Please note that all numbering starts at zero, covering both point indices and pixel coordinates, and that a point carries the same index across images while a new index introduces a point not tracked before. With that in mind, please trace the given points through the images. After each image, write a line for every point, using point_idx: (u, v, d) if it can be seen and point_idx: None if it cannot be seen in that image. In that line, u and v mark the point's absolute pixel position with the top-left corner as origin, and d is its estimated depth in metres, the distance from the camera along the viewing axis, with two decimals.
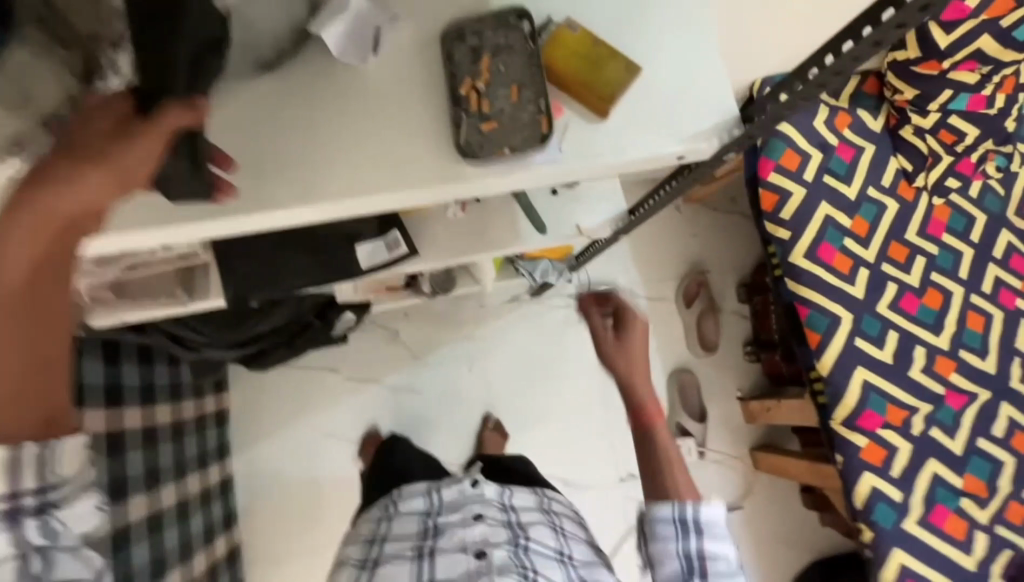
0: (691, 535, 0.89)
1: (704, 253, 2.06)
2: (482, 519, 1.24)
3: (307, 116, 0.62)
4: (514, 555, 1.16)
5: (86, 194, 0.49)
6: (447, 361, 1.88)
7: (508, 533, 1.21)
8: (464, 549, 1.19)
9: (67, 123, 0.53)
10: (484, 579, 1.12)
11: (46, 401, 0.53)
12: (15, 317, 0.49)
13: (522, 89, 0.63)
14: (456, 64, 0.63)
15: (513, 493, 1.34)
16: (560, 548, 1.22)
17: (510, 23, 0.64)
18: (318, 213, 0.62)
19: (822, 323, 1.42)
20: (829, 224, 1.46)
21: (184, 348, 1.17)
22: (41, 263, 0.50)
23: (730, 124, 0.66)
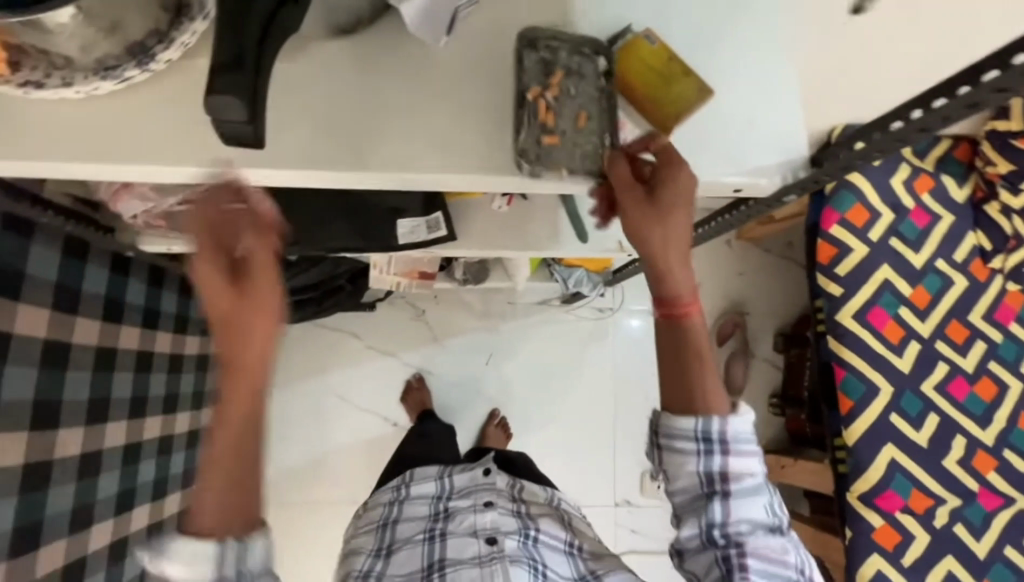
0: (714, 453, 0.68)
1: (747, 294, 1.99)
2: (492, 507, 1.28)
3: (370, 83, 0.62)
4: (523, 546, 1.20)
5: (248, 302, 0.60)
6: (467, 351, 1.89)
7: (518, 523, 1.24)
8: (475, 534, 1.24)
9: (151, 53, 0.57)
10: (497, 564, 1.15)
11: (240, 508, 0.60)
12: (224, 417, 0.60)
13: (589, 119, 0.62)
14: (528, 73, 0.62)
15: (521, 488, 1.39)
16: (570, 540, 1.23)
17: (584, 54, 0.64)
18: (364, 180, 0.63)
19: (857, 390, 1.34)
20: (887, 288, 1.38)
21: None
22: (233, 364, 0.60)
23: (795, 165, 0.65)
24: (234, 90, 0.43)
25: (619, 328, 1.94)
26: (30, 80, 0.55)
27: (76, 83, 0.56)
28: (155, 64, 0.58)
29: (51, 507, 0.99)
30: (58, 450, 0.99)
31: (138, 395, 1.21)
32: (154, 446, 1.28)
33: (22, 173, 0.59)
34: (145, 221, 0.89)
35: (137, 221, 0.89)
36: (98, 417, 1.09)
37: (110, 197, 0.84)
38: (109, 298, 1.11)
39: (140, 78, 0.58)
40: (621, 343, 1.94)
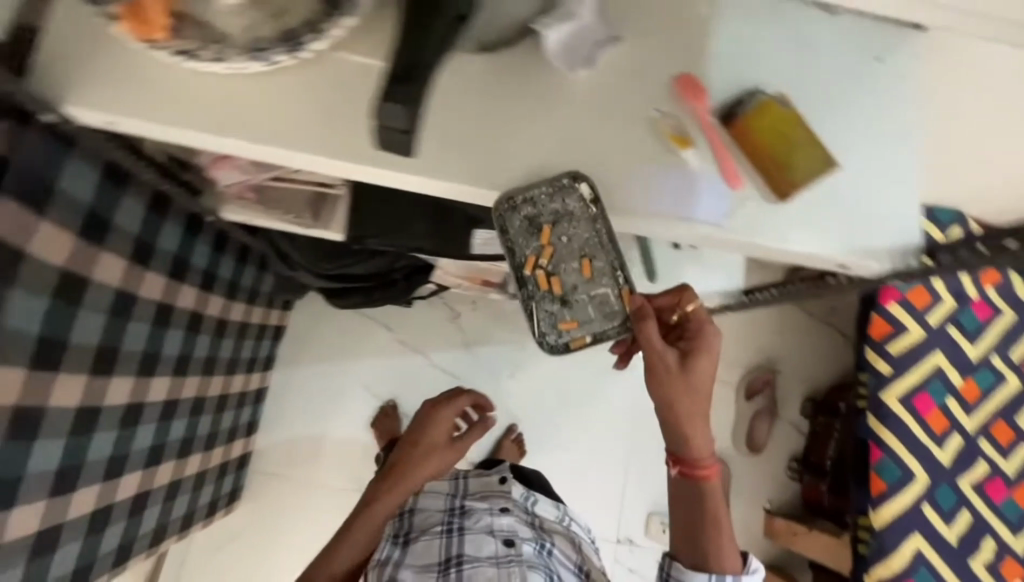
0: None
1: (782, 353, 1.97)
2: (508, 512, 1.23)
3: (501, 103, 0.63)
4: (538, 555, 1.15)
5: None
6: (494, 360, 1.89)
7: (531, 531, 1.21)
8: (492, 534, 1.16)
9: (301, 41, 0.58)
10: (515, 566, 1.08)
11: None
12: None
13: (595, 265, 0.69)
14: (518, 242, 0.68)
15: (535, 501, 1.33)
16: (579, 564, 1.22)
17: (562, 186, 0.62)
18: (479, 196, 0.63)
19: (893, 473, 1.31)
20: (937, 375, 1.36)
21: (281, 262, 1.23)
22: None
23: (907, 252, 0.65)
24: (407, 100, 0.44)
25: None
26: (185, 50, 0.56)
27: (227, 60, 0.57)
28: (303, 53, 0.58)
29: (93, 452, 0.98)
30: (108, 398, 0.98)
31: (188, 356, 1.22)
32: (188, 406, 1.29)
33: (156, 135, 0.60)
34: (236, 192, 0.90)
35: (228, 190, 0.90)
36: (152, 370, 1.10)
37: (209, 163, 0.86)
38: (179, 257, 1.09)
39: (286, 64, 0.59)
40: None
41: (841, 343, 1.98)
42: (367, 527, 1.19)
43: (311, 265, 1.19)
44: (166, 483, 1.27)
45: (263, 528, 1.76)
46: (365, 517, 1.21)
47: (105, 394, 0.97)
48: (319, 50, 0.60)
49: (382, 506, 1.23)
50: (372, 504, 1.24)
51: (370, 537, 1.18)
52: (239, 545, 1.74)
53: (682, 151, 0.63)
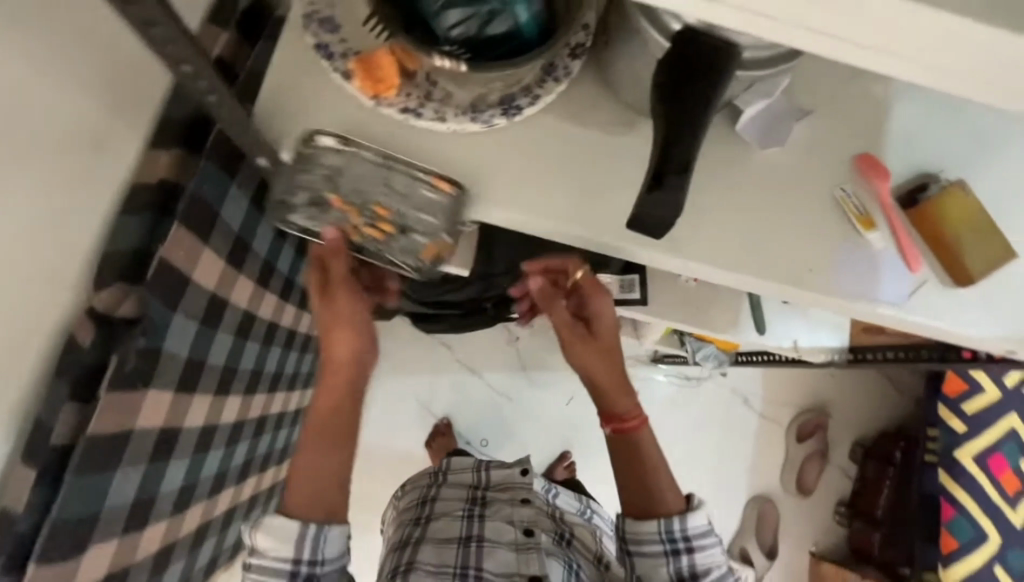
0: (678, 555, 0.85)
1: (833, 396, 1.98)
2: (530, 504, 1.29)
3: (691, 174, 0.65)
4: (557, 546, 1.22)
5: (335, 364, 0.78)
6: (549, 386, 1.90)
7: (553, 524, 1.28)
8: (512, 523, 1.23)
9: (519, 105, 0.59)
10: (533, 553, 1.15)
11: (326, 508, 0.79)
12: (308, 443, 0.79)
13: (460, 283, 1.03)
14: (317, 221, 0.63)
15: (557, 494, 1.45)
16: (598, 559, 1.28)
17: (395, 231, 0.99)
18: (666, 263, 0.65)
19: (965, 532, 1.32)
20: (1012, 437, 1.37)
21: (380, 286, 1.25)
22: (325, 411, 0.79)
23: None
24: None
25: (701, 400, 1.94)
26: (410, 108, 0.58)
27: (448, 119, 0.58)
28: (518, 116, 0.59)
29: (206, 468, 0.97)
30: (224, 414, 0.98)
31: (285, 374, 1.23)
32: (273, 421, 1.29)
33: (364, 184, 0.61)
34: None
35: None
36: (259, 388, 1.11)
37: None
38: (291, 277, 1.10)
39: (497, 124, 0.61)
40: (700, 415, 1.93)
41: (892, 389, 2.00)
42: (336, 363, 0.78)
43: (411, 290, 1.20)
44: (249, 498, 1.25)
45: None
46: (338, 325, 0.77)
47: (221, 412, 0.96)
48: (530, 113, 0.61)
49: (349, 363, 0.79)
50: (331, 329, 0.77)
51: (362, 362, 0.79)
52: None
53: (870, 233, 0.65)
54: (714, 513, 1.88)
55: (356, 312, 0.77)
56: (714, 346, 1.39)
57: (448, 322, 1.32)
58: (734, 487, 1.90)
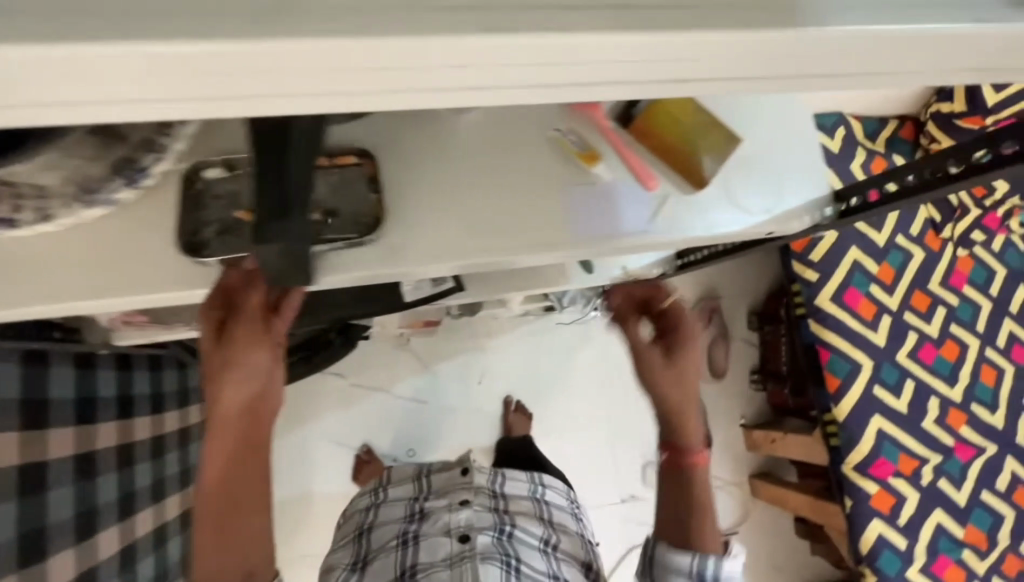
0: None
1: (719, 278, 2.06)
2: (467, 505, 1.24)
3: (387, 171, 0.57)
4: (497, 542, 1.14)
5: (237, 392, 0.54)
6: (458, 373, 1.85)
7: (494, 520, 1.20)
8: (447, 533, 1.19)
9: (141, 167, 0.49)
10: (467, 562, 1.10)
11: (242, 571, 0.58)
12: (218, 485, 0.55)
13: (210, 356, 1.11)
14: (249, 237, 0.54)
15: (503, 480, 1.31)
16: (545, 538, 1.17)
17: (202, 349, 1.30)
18: (395, 276, 0.58)
19: (843, 369, 1.42)
20: (857, 268, 1.46)
21: None
22: (229, 453, 0.55)
23: (820, 204, 0.66)
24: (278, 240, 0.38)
25: (603, 329, 1.96)
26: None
27: (57, 214, 0.48)
28: (147, 179, 0.49)
29: None
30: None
31: (127, 494, 1.08)
32: (150, 540, 1.15)
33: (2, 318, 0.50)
34: (122, 319, 0.79)
35: (111, 321, 0.79)
36: (90, 530, 0.96)
37: None
38: (81, 399, 0.95)
39: (128, 198, 0.50)
40: (607, 343, 1.96)
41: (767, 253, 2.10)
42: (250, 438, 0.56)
43: None
44: None
45: None
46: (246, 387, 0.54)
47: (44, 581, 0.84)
48: (166, 169, 0.51)
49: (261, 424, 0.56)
50: (240, 408, 0.54)
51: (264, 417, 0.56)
52: None
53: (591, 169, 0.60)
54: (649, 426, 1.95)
55: (261, 366, 0.54)
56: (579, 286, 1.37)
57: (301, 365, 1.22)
58: None
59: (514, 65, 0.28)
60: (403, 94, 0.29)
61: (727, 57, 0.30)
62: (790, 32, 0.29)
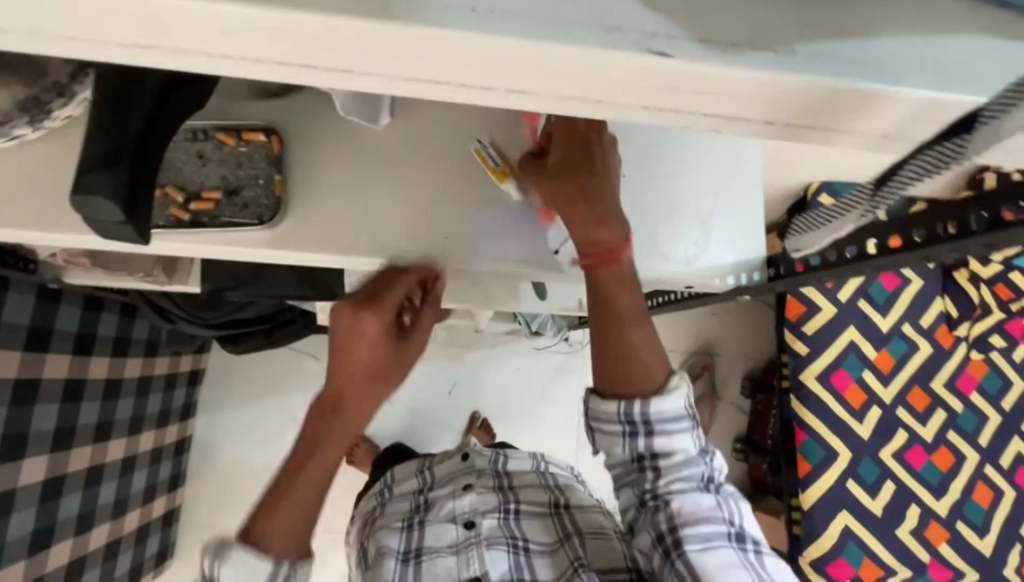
0: (638, 435, 0.60)
1: (717, 334, 1.99)
2: (472, 489, 1.02)
3: (294, 153, 0.57)
4: (504, 523, 0.95)
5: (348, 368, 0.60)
6: (431, 379, 1.84)
7: (498, 500, 0.99)
8: (454, 520, 0.98)
9: (47, 108, 0.50)
10: (473, 550, 0.91)
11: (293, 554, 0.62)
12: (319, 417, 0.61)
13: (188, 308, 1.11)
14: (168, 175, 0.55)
15: (508, 457, 1.11)
16: (556, 501, 0.99)
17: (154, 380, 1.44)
18: (282, 258, 0.57)
19: (816, 454, 1.32)
20: (852, 349, 1.37)
21: (161, 316, 1.15)
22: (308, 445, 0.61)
23: (749, 267, 0.62)
24: (90, 190, 0.37)
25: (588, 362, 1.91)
26: None
27: None
28: (51, 121, 0.51)
29: None
30: None
31: (64, 427, 1.11)
32: (81, 477, 1.18)
33: None
34: (67, 258, 0.82)
35: (56, 257, 0.83)
36: (14, 453, 0.99)
37: None
38: (33, 327, 1.00)
39: (34, 135, 0.52)
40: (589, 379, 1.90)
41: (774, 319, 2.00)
42: (347, 415, 0.61)
43: (190, 314, 1.11)
44: (65, 564, 1.15)
45: None
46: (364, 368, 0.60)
47: None
48: (74, 114, 0.52)
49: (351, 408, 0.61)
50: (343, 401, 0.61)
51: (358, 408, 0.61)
52: None
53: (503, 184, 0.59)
54: None
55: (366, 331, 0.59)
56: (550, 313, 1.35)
57: (257, 338, 1.24)
58: None
59: (275, 40, 0.28)
60: (178, 52, 0.29)
61: (506, 71, 0.28)
62: (561, 50, 0.27)
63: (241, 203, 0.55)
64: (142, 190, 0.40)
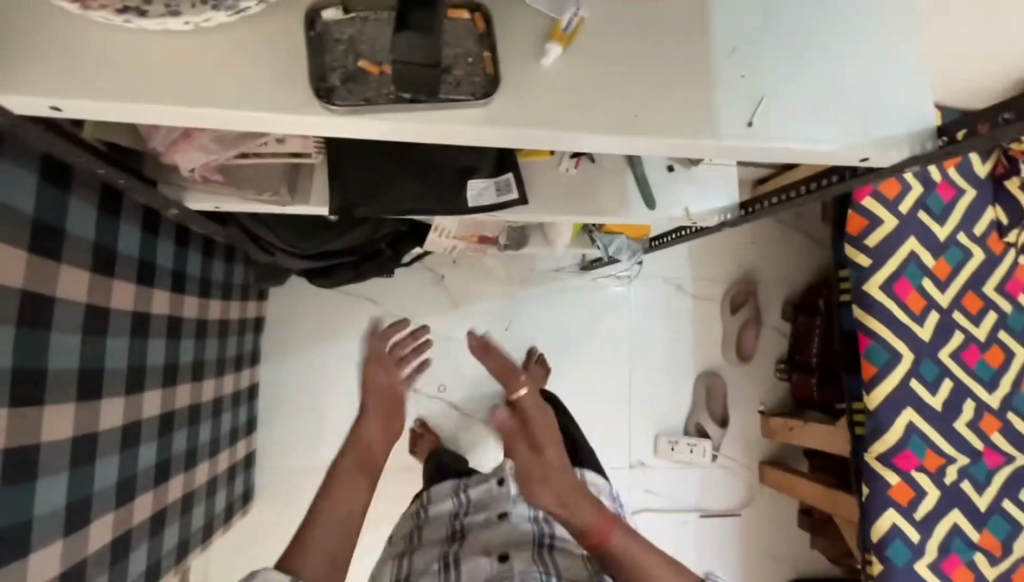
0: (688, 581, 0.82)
1: (757, 262, 2.05)
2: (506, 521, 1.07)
3: (491, 33, 0.57)
4: (539, 556, 0.95)
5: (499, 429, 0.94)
6: (488, 318, 1.86)
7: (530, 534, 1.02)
8: (487, 553, 0.97)
9: None
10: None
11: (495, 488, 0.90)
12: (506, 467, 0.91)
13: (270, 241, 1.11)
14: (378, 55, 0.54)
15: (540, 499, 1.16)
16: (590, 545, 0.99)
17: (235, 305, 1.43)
18: (489, 138, 0.57)
19: (882, 357, 1.40)
20: (913, 259, 1.43)
21: (256, 249, 1.14)
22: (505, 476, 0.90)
23: (924, 136, 0.64)
24: (417, 28, 0.47)
25: (635, 294, 1.96)
26: (129, 7, 0.46)
27: (183, 12, 0.48)
28: None
29: (99, 481, 0.90)
30: (103, 422, 0.90)
31: (170, 363, 1.11)
32: (185, 415, 1.19)
33: (116, 115, 0.51)
34: (202, 174, 0.81)
35: (192, 174, 0.81)
36: (136, 385, 1.00)
37: (165, 147, 0.75)
38: (142, 260, 0.98)
39: (252, 11, 0.51)
40: (637, 310, 1.96)
41: (811, 247, 2.09)
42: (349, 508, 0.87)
43: (287, 246, 1.12)
44: (179, 498, 1.18)
45: (281, 521, 1.71)
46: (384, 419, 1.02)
47: (100, 418, 0.90)
48: None
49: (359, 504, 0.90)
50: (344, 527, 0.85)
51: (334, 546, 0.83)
52: (260, 543, 1.69)
53: (724, 64, 0.61)
54: (668, 397, 1.94)
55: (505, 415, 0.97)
56: (627, 236, 1.38)
57: (346, 270, 1.25)
58: (682, 369, 1.96)
59: None
60: None
61: None
62: None
63: (448, 81, 0.55)
64: (434, 27, 0.48)
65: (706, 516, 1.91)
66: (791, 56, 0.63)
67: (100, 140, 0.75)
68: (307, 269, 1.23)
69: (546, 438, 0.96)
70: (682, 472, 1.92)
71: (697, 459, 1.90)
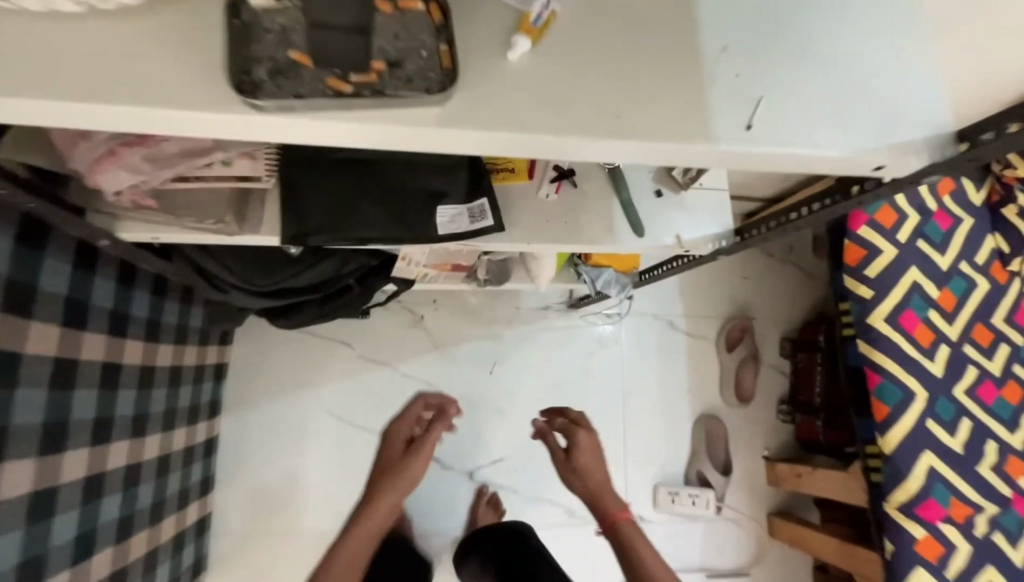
0: None
1: (751, 298, 1.98)
2: None
3: (450, 27, 0.50)
4: None
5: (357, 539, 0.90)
6: (472, 361, 1.75)
7: None
8: None
9: None
10: None
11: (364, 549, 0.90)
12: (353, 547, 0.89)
13: (222, 277, 1.01)
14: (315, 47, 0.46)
15: None
16: None
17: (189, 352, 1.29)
18: (448, 143, 0.49)
19: (894, 396, 1.29)
20: (916, 290, 1.35)
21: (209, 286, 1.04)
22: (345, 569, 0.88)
23: (945, 141, 0.56)
24: None
25: (627, 333, 1.86)
26: None
27: None
28: None
29: None
30: (5, 490, 0.76)
31: (103, 417, 0.98)
32: (121, 477, 1.05)
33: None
34: (133, 199, 0.72)
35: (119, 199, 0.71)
36: (55, 444, 0.86)
37: (87, 168, 0.66)
38: (70, 298, 0.87)
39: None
40: (629, 350, 1.85)
41: (804, 281, 2.03)
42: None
43: (247, 278, 1.00)
44: (108, 577, 1.01)
45: None
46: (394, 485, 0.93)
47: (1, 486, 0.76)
48: None
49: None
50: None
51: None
52: None
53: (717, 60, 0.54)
54: (666, 443, 1.81)
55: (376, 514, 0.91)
56: (615, 269, 1.30)
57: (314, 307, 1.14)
58: (679, 412, 1.83)
59: None
60: None
61: None
62: None
63: (397, 76, 0.47)
64: None
65: (713, 575, 1.74)
66: (790, 55, 0.56)
67: (19, 162, 0.68)
68: (268, 306, 1.11)
69: (597, 481, 1.04)
70: (684, 526, 1.76)
71: (700, 512, 1.75)
